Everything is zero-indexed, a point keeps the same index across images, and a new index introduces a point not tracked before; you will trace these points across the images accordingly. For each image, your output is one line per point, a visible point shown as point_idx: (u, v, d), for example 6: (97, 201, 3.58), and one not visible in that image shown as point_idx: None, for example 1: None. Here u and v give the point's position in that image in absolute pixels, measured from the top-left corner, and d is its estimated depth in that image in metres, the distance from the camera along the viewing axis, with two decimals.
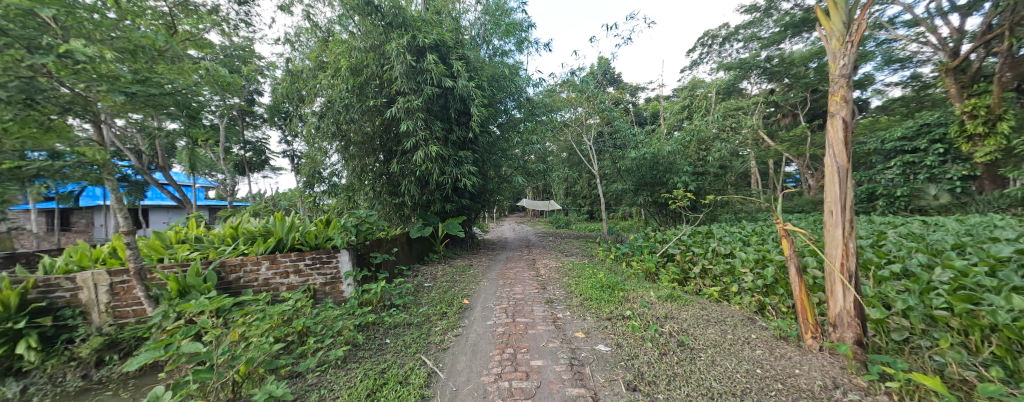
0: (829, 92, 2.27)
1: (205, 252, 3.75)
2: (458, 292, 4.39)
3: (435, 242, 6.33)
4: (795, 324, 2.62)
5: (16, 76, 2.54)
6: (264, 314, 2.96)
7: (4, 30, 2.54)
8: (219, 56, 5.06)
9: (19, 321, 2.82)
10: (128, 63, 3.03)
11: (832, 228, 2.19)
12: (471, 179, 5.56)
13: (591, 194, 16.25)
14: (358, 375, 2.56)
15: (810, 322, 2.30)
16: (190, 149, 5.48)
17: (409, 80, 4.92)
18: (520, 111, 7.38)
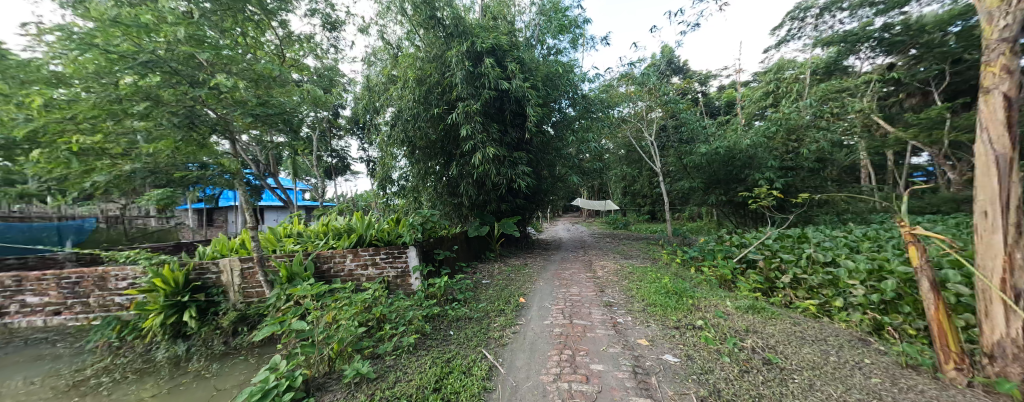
0: (985, 62, 1.86)
1: (305, 245, 4.42)
2: (514, 290, 4.50)
3: (492, 241, 6.57)
4: (928, 351, 2.16)
5: (183, 106, 3.34)
6: (350, 301, 3.38)
7: (177, 71, 3.30)
8: (315, 78, 5.90)
9: (185, 296, 3.68)
10: (252, 89, 3.78)
11: (989, 235, 1.78)
12: (526, 179, 5.64)
13: (654, 193, 15.23)
14: (427, 362, 2.78)
15: (953, 350, 1.89)
16: (292, 158, 6.50)
17: (469, 85, 5.15)
18: (575, 109, 7.08)
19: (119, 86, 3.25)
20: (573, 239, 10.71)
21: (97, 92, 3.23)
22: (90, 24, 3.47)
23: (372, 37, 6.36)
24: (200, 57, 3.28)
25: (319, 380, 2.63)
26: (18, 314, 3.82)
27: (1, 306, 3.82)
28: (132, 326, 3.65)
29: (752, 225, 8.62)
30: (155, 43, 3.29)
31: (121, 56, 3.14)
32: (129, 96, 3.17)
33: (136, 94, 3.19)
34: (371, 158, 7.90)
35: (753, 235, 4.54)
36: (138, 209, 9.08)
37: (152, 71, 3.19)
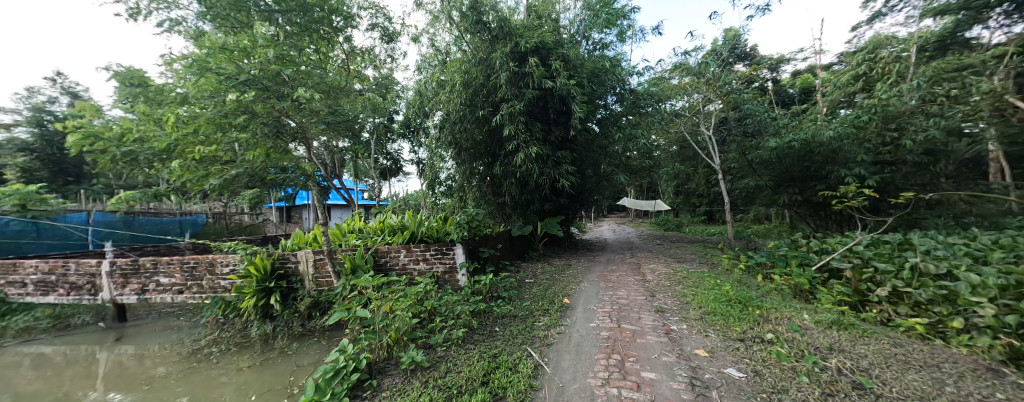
0: None
1: (365, 240, 4.81)
2: (558, 290, 4.48)
3: (536, 241, 6.58)
4: None
5: (272, 117, 3.91)
6: (405, 293, 3.61)
7: (267, 87, 3.85)
8: (374, 87, 6.42)
9: (271, 282, 4.23)
10: (324, 99, 4.28)
11: None
12: (570, 178, 5.56)
13: (711, 193, 14.09)
14: (475, 355, 2.89)
15: None
16: (353, 161, 7.14)
17: (513, 86, 5.20)
18: (622, 105, 6.83)
19: (224, 103, 3.83)
20: (621, 240, 10.31)
21: (210, 109, 3.83)
22: (204, 53, 4.18)
23: (423, 45, 6.72)
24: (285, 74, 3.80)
25: (380, 364, 2.88)
26: (152, 291, 4.66)
27: (142, 284, 4.70)
28: (233, 306, 4.28)
29: (834, 229, 7.57)
30: (251, 64, 3.87)
31: (225, 77, 3.73)
32: (232, 111, 3.76)
33: (237, 110, 3.77)
34: (421, 160, 8.34)
35: (833, 241, 3.99)
36: (234, 207, 10.59)
37: (249, 88, 3.75)
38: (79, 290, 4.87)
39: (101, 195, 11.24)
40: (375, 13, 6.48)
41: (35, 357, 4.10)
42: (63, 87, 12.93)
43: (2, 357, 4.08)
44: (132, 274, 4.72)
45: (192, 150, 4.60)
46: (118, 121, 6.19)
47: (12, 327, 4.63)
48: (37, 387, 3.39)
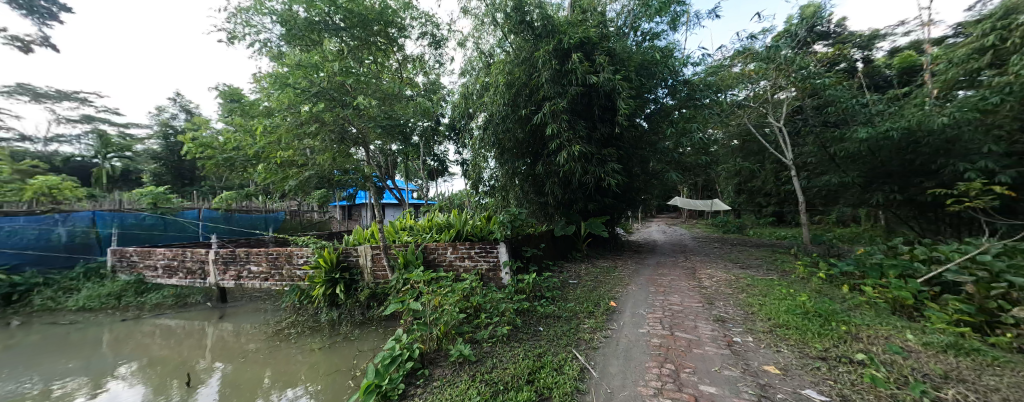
0: None
1: (415, 238, 5.05)
2: (604, 293, 4.32)
3: (579, 241, 6.44)
4: None
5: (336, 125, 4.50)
6: (452, 289, 3.74)
7: (332, 98, 4.40)
8: (423, 92, 6.69)
9: (337, 273, 4.63)
10: (380, 107, 4.75)
11: None
12: (616, 177, 5.31)
13: (781, 191, 12.61)
14: (520, 353, 2.90)
15: None
16: (404, 163, 7.56)
17: (556, 84, 5.10)
18: (674, 98, 6.37)
19: (300, 113, 4.44)
20: (672, 242, 9.69)
21: (290, 119, 4.42)
22: (282, 70, 4.72)
23: (468, 48, 6.87)
24: (346, 84, 4.41)
25: (431, 355, 3.01)
26: (244, 278, 5.38)
27: (237, 271, 5.42)
28: (306, 294, 4.77)
29: (949, 234, 6.35)
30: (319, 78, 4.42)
31: (298, 90, 4.30)
32: (306, 120, 4.40)
33: (310, 119, 4.38)
34: (465, 161, 8.49)
35: (944, 249, 3.32)
36: (307, 205, 11.83)
37: (319, 99, 4.31)
38: (193, 275, 5.78)
39: (207, 195, 13.29)
40: (424, 20, 6.75)
41: (162, 329, 4.96)
42: (181, 106, 15.48)
43: (142, 327, 5.00)
44: (230, 263, 5.48)
45: (274, 156, 5.23)
46: (217, 132, 7.24)
47: (148, 303, 5.66)
48: (164, 354, 4.10)
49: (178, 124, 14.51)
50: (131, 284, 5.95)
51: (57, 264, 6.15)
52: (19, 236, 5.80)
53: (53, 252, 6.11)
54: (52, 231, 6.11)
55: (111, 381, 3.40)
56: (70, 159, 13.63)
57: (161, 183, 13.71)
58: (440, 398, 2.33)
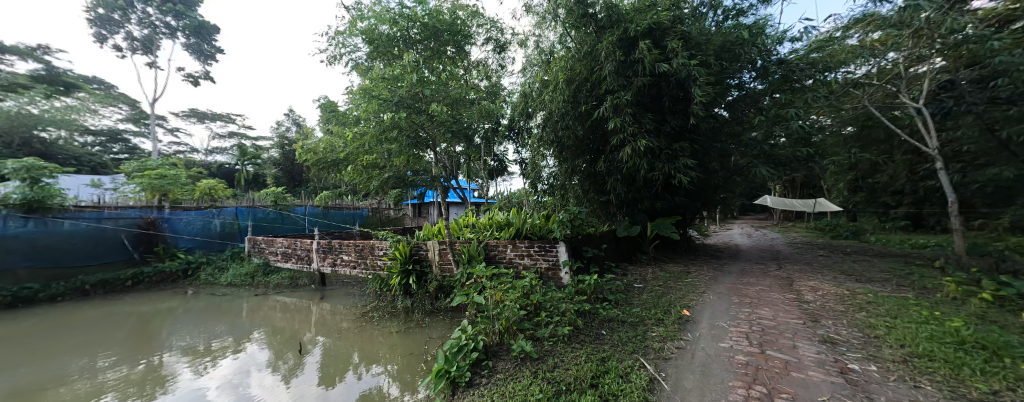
0: None
1: (477, 234, 5.20)
2: (676, 300, 3.95)
3: (645, 243, 6.01)
4: None
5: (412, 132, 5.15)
6: (513, 285, 3.75)
7: (409, 105, 4.99)
8: (486, 95, 6.81)
9: (410, 265, 4.99)
10: (450, 112, 5.32)
11: None
12: (690, 173, 4.74)
13: (915, 189, 10.16)
14: (582, 355, 2.78)
15: None
16: (467, 163, 7.85)
17: (619, 76, 4.69)
18: (765, 83, 5.50)
19: (383, 120, 5.04)
20: (758, 247, 8.57)
21: (374, 126, 5.13)
22: (368, 83, 5.23)
23: (529, 48, 6.82)
24: (423, 92, 5.01)
25: (493, 348, 3.06)
26: (339, 265, 6.07)
27: (332, 259, 6.17)
28: (385, 282, 5.21)
29: None
30: (395, 88, 5.02)
31: (382, 99, 4.92)
32: (388, 127, 5.03)
33: (391, 126, 5.03)
34: (523, 160, 8.17)
35: None
36: (387, 203, 13.03)
37: (399, 107, 4.94)
38: (302, 260, 6.69)
39: (313, 194, 15.52)
40: (488, 26, 6.91)
41: (282, 303, 5.96)
42: (293, 120, 18.14)
43: (268, 301, 6.07)
44: (328, 251, 6.23)
45: (362, 159, 5.91)
46: (316, 141, 8.32)
47: (272, 282, 6.87)
48: (281, 325, 4.91)
49: (291, 135, 17.13)
50: (260, 266, 7.24)
51: (215, 248, 7.96)
52: (191, 225, 7.64)
53: (212, 238, 7.88)
54: (212, 221, 7.88)
55: (246, 343, 4.23)
56: (221, 166, 17.08)
57: (280, 184, 16.42)
58: (503, 391, 2.35)
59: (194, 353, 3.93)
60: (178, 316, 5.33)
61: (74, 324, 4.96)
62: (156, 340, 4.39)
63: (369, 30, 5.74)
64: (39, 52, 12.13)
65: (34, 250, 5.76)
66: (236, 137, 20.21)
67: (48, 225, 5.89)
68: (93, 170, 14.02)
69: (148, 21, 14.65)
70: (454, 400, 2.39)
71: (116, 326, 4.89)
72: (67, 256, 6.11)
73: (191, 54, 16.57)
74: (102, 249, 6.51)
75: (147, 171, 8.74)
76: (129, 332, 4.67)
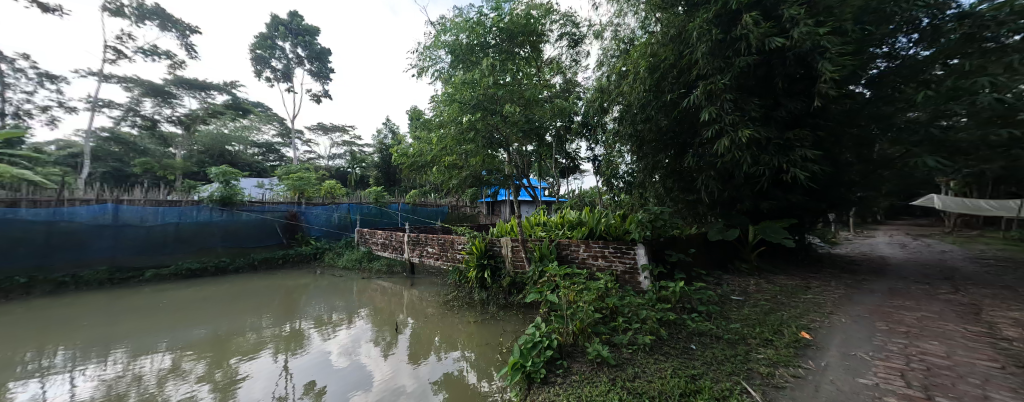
0: None
1: (549, 233, 5.11)
2: (789, 319, 3.29)
3: (745, 249, 5.17)
4: None
5: (485, 135, 5.34)
6: (586, 287, 3.56)
7: (484, 107, 5.21)
8: (559, 93, 6.60)
9: (485, 260, 5.17)
10: (523, 111, 5.40)
11: None
12: (814, 168, 3.80)
13: None
14: (668, 369, 2.50)
15: None
16: (540, 161, 7.88)
17: (715, 58, 3.99)
18: (933, 48, 4.02)
19: (461, 123, 5.45)
20: (912, 260, 6.72)
21: (454, 129, 5.52)
22: (450, 89, 5.54)
23: (606, 39, 6.43)
24: (497, 94, 5.10)
25: (568, 348, 2.96)
26: (424, 256, 6.60)
27: (419, 251, 6.76)
28: (463, 274, 5.51)
29: None
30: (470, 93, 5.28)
31: (460, 104, 5.26)
32: (466, 130, 5.39)
33: (468, 129, 5.36)
34: (597, 157, 7.77)
35: None
36: (466, 200, 13.79)
37: (477, 110, 5.22)
38: (396, 250, 7.49)
39: (404, 192, 17.34)
40: (563, 22, 6.71)
41: (381, 286, 6.77)
42: (390, 127, 20.47)
43: (370, 284, 6.96)
44: (416, 244, 6.84)
45: (444, 160, 6.43)
46: (406, 146, 9.13)
47: (373, 268, 7.89)
48: (380, 305, 5.57)
49: (387, 141, 19.29)
50: (364, 254, 8.37)
51: (334, 237, 9.65)
52: (319, 218, 9.42)
53: (332, 229, 9.59)
54: (331, 214, 9.61)
55: (355, 317, 4.91)
56: (338, 168, 20.18)
57: (379, 184, 18.73)
58: (579, 394, 2.26)
59: (319, 322, 4.72)
60: (310, 291, 6.50)
61: (244, 290, 6.45)
62: (298, 308, 5.45)
63: (452, 42, 6.07)
64: (229, 87, 15.92)
65: (227, 233, 7.86)
66: (348, 145, 23.64)
67: (235, 215, 8.04)
68: (257, 175, 18.07)
69: (286, 55, 18.02)
70: (529, 394, 2.39)
71: (271, 294, 6.20)
72: (246, 239, 8.17)
73: (316, 78, 19.73)
74: (264, 234, 8.50)
75: (289, 175, 10.98)
76: (281, 300, 5.89)
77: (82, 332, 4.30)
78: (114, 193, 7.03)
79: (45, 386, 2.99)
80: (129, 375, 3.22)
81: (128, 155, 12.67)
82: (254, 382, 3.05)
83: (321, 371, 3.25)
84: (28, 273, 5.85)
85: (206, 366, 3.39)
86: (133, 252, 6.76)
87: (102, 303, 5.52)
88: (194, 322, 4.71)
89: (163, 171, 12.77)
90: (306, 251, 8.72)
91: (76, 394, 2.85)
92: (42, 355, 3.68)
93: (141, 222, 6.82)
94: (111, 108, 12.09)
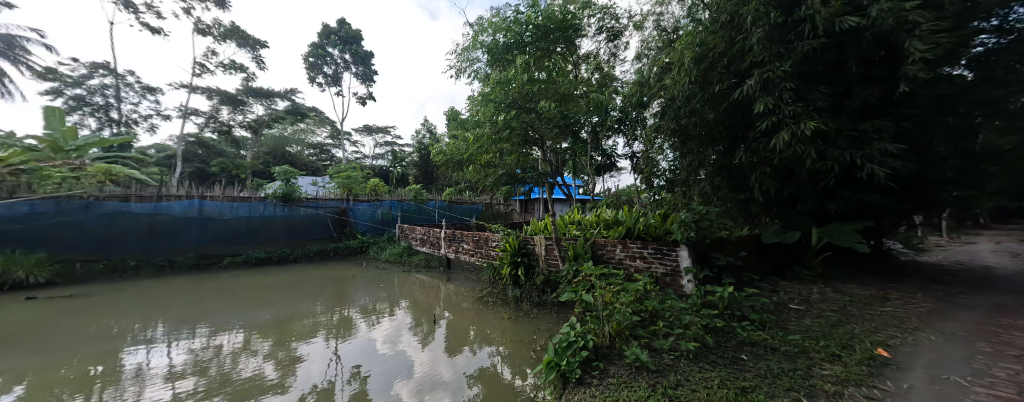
0: None
1: (583, 232, 4.99)
2: (861, 334, 2.91)
3: (806, 254, 4.68)
4: None
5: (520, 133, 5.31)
6: (624, 288, 3.42)
7: (520, 105, 5.19)
8: (595, 88, 6.33)
9: (518, 257, 5.18)
10: (559, 108, 5.32)
11: None
12: (895, 164, 3.32)
13: None
14: (714, 379, 2.33)
15: None
16: (575, 158, 7.73)
17: (774, 43, 3.60)
18: None
19: (497, 122, 5.49)
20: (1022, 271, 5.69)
21: (490, 128, 5.58)
22: (486, 88, 5.61)
23: (647, 30, 6.11)
24: (534, 92, 5.07)
25: (603, 350, 2.88)
26: (460, 252, 6.75)
27: (454, 247, 6.93)
28: (497, 271, 5.57)
29: None
30: (507, 92, 5.28)
31: (496, 103, 5.28)
32: (502, 128, 5.41)
33: (504, 128, 5.39)
34: (635, 154, 7.46)
35: None
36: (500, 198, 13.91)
37: (512, 109, 5.22)
38: (432, 246, 7.73)
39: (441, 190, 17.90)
40: (601, 15, 6.49)
41: (420, 280, 7.03)
42: (427, 126, 21.19)
43: (410, 277, 7.26)
44: (451, 240, 7.02)
45: (480, 158, 6.53)
46: (443, 145, 9.38)
47: (413, 262, 8.24)
48: (419, 298, 5.79)
49: (426, 140, 19.96)
50: (404, 249, 8.76)
51: (377, 232, 10.19)
52: (365, 214, 9.98)
53: (375, 224, 10.13)
54: (375, 210, 10.16)
55: (397, 308, 5.16)
56: (381, 167, 21.29)
57: (419, 182, 19.46)
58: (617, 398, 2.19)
59: (365, 310, 5.01)
60: (357, 282, 6.91)
61: (300, 278, 7.00)
62: (348, 296, 5.84)
63: (489, 41, 6.10)
64: (289, 94, 17.34)
65: (288, 226, 8.60)
66: (390, 146, 24.82)
67: (294, 210, 8.79)
68: (312, 174, 19.53)
69: (336, 61, 19.23)
70: (564, 394, 2.37)
71: (324, 283, 6.67)
72: (304, 231, 8.88)
73: (361, 81, 20.88)
74: (319, 228, 9.17)
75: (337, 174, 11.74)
76: (334, 288, 6.35)
77: (174, 309, 4.95)
78: (198, 189, 7.98)
79: (149, 354, 3.49)
80: (211, 348, 3.64)
81: (208, 157, 14.63)
82: (311, 362, 3.30)
83: (368, 356, 3.43)
84: (136, 256, 6.88)
85: (271, 345, 3.73)
86: (214, 241, 7.65)
87: (185, 286, 6.27)
88: (262, 305, 5.22)
89: (235, 171, 14.37)
90: (353, 245, 9.29)
91: (170, 362, 3.28)
92: (146, 327, 4.28)
93: (219, 215, 7.72)
94: (196, 115, 13.63)
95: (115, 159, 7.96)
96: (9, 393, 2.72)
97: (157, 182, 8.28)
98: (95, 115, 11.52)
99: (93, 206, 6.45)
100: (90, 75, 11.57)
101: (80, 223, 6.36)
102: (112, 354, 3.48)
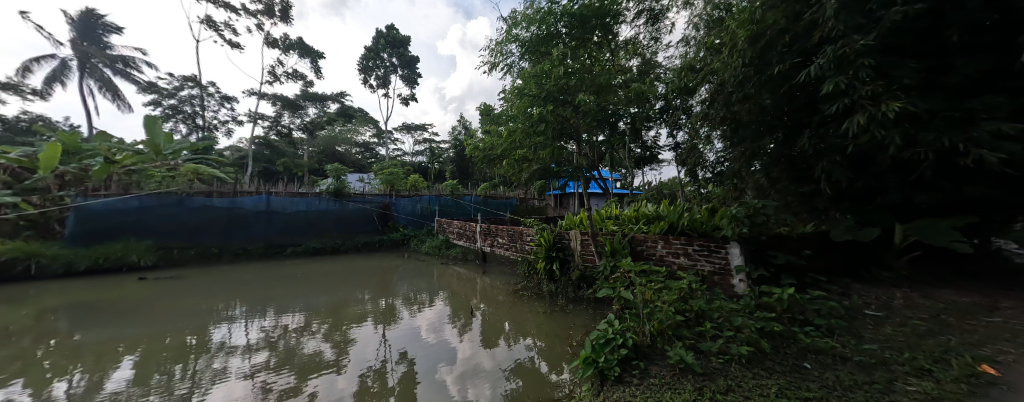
0: None
1: (622, 227, 4.83)
2: (956, 349, 2.50)
3: (887, 254, 4.09)
4: None
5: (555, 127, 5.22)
6: (666, 286, 3.23)
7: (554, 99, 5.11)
8: (635, 77, 6.01)
9: (553, 253, 5.11)
10: (597, 99, 5.16)
11: None
12: (1012, 149, 2.75)
13: None
14: (773, 387, 2.13)
15: None
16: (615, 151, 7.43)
17: (850, 13, 3.14)
18: None
19: (532, 116, 5.45)
20: None
21: (524, 122, 5.55)
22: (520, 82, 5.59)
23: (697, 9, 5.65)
24: (571, 84, 4.97)
25: (644, 349, 2.78)
26: (495, 247, 6.82)
27: (489, 241, 7.00)
28: (532, 265, 5.56)
29: None
30: (543, 85, 5.22)
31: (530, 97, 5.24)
32: (537, 122, 5.37)
33: (539, 121, 5.34)
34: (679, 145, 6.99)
35: None
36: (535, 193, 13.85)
37: (548, 102, 5.16)
38: (468, 239, 7.88)
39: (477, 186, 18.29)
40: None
41: (458, 272, 7.21)
42: (465, 123, 21.55)
43: (448, 269, 7.47)
44: (487, 234, 7.10)
45: (514, 154, 6.53)
46: (479, 141, 9.49)
47: (451, 254, 8.50)
48: (457, 289, 5.96)
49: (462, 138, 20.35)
50: (443, 242, 9.01)
51: (416, 225, 10.56)
52: (405, 207, 10.36)
53: (414, 217, 10.49)
54: (415, 205, 10.53)
55: (438, 298, 5.36)
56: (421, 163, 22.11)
57: (455, 178, 20.08)
58: (659, 398, 2.12)
59: (409, 299, 5.26)
60: (400, 272, 7.25)
61: (349, 268, 7.45)
62: (394, 285, 6.17)
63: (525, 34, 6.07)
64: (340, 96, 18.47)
65: (339, 219, 9.21)
66: (428, 143, 25.61)
67: (344, 205, 9.38)
68: (359, 170, 20.80)
69: (384, 63, 20.04)
70: (603, 392, 2.32)
71: (371, 273, 7.08)
72: (353, 224, 9.45)
73: (406, 82, 21.65)
74: (365, 221, 9.70)
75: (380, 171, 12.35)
76: (381, 278, 6.71)
77: (248, 292, 5.52)
78: (265, 186, 8.78)
79: (229, 330, 3.92)
80: (280, 327, 4.02)
81: (272, 156, 16.20)
82: (363, 344, 3.52)
83: (413, 343, 3.56)
84: (217, 245, 7.71)
85: (329, 328, 4.00)
86: (279, 232, 8.39)
87: (253, 272, 6.94)
88: (319, 291, 5.65)
89: (294, 169, 15.75)
90: (396, 237, 9.75)
91: (245, 338, 3.68)
92: (228, 306, 4.81)
93: (282, 209, 8.42)
94: (263, 119, 14.96)
95: (197, 160, 9.04)
96: (130, 357, 3.20)
97: (232, 180, 9.24)
98: (186, 122, 13.19)
99: (185, 201, 7.36)
100: (181, 86, 13.15)
101: (174, 215, 7.28)
102: (203, 328, 3.96)
